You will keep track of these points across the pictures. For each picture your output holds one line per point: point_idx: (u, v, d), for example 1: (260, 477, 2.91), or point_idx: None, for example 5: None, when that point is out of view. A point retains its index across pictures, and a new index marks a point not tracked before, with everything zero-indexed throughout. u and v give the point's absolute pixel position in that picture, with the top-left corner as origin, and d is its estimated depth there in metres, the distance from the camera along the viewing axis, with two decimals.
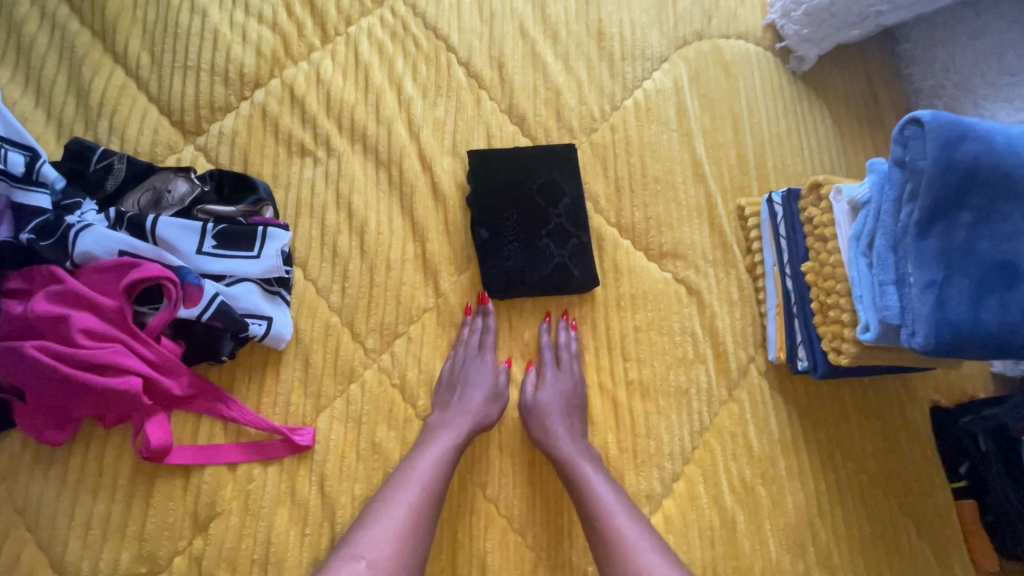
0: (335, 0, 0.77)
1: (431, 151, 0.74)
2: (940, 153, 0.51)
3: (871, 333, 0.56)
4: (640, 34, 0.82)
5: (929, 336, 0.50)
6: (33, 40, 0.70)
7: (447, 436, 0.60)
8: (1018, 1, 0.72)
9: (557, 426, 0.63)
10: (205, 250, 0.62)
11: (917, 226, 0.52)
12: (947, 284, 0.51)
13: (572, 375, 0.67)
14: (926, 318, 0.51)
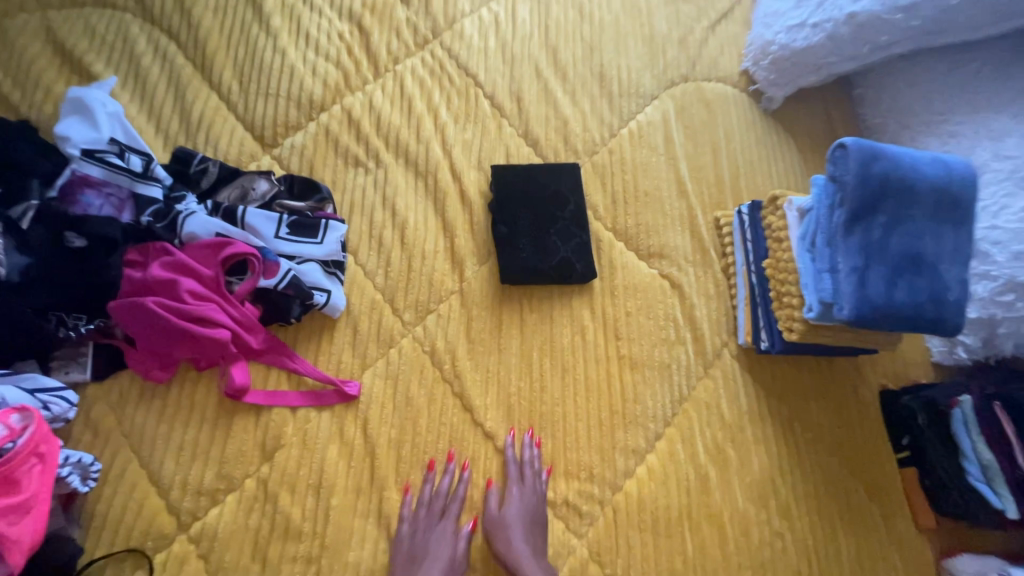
0: (387, 46, 0.95)
1: (461, 165, 0.90)
2: (859, 170, 0.65)
3: (813, 312, 0.70)
4: (635, 77, 1.00)
5: (853, 311, 0.64)
6: (148, 70, 0.87)
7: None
8: (941, 58, 0.89)
9: (517, 542, 0.69)
10: (281, 235, 0.77)
11: (844, 226, 0.66)
12: (867, 270, 0.65)
13: (534, 492, 0.72)
14: (851, 297, 0.65)
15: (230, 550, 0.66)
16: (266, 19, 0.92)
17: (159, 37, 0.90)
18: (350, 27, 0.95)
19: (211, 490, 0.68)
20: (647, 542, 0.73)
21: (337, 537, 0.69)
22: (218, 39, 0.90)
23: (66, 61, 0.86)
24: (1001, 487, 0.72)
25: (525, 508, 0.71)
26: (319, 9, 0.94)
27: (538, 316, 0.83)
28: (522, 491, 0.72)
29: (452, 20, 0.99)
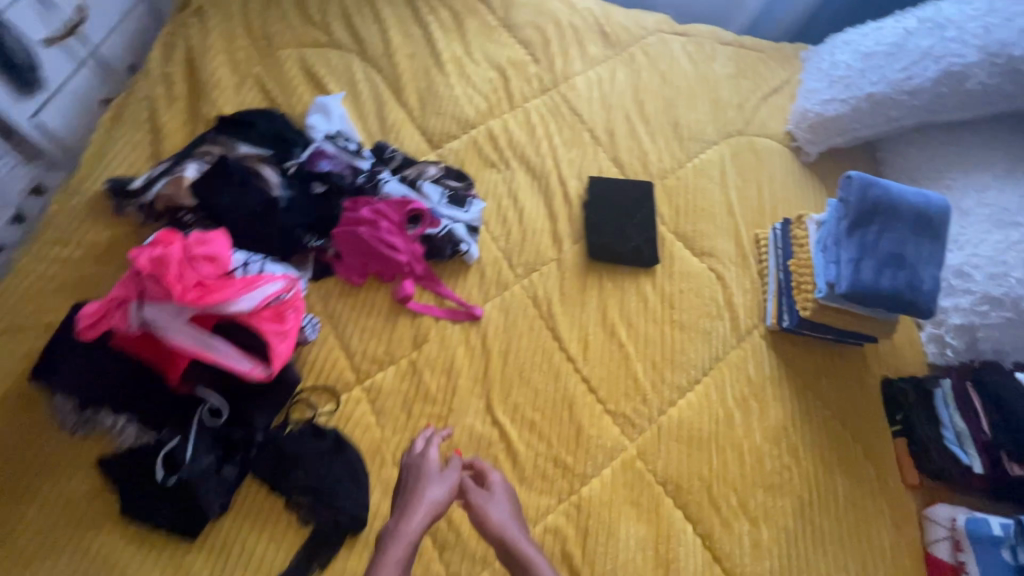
0: (521, 90, 1.32)
1: (566, 175, 1.23)
2: (858, 192, 0.93)
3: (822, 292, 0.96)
4: (701, 128, 1.32)
5: (849, 287, 0.90)
6: (361, 89, 1.27)
7: (424, 504, 0.75)
8: (943, 134, 1.17)
9: (491, 501, 0.78)
10: (443, 203, 1.11)
11: (845, 231, 0.93)
12: (861, 261, 0.91)
13: (504, 481, 0.83)
14: (848, 278, 0.91)
15: (389, 401, 0.95)
16: (441, 64, 1.32)
17: (370, 69, 1.30)
18: (496, 75, 1.33)
19: (380, 360, 0.98)
20: (682, 451, 0.96)
21: (459, 407, 0.96)
22: (408, 73, 1.30)
23: (310, 79, 1.27)
24: (968, 447, 0.96)
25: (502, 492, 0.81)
26: (477, 61, 1.34)
27: (613, 285, 1.12)
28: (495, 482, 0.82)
29: (568, 77, 1.36)
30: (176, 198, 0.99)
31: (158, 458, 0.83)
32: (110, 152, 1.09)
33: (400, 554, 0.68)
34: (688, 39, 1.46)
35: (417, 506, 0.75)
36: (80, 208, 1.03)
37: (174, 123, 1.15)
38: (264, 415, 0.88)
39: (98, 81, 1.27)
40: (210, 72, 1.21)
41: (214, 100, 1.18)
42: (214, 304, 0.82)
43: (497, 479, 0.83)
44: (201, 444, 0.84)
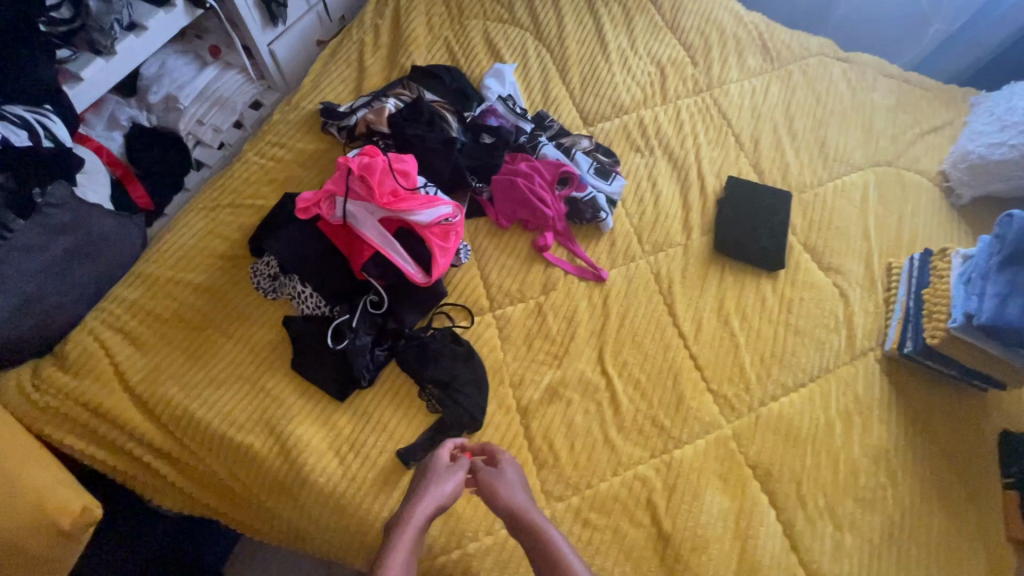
0: (675, 87, 1.40)
1: (706, 171, 1.29)
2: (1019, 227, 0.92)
3: (956, 322, 0.98)
4: (848, 152, 1.33)
5: (989, 321, 0.90)
6: (530, 62, 1.40)
7: (426, 501, 0.80)
8: None
9: (502, 485, 0.84)
10: (590, 172, 1.21)
11: (997, 265, 0.93)
12: (1009, 297, 0.90)
13: (513, 466, 0.89)
14: (990, 312, 0.91)
15: (514, 332, 1.07)
16: (606, 52, 1.42)
17: (541, 47, 1.43)
18: (655, 70, 1.41)
19: (512, 296, 1.10)
20: (777, 443, 1.00)
21: (574, 352, 1.06)
22: (575, 56, 1.42)
23: (489, 47, 1.42)
24: None
25: (513, 478, 0.86)
26: (639, 55, 1.43)
27: (734, 279, 1.17)
28: (504, 468, 0.88)
29: (723, 83, 1.42)
30: (375, 124, 1.18)
31: (328, 329, 0.99)
32: (324, 82, 1.30)
33: (406, 541, 0.75)
34: (850, 66, 1.47)
35: (422, 501, 0.80)
36: (296, 122, 1.25)
37: (376, 67, 1.34)
38: (415, 314, 1.02)
39: (319, 26, 1.50)
40: (410, 29, 1.39)
41: (410, 52, 1.36)
42: (400, 211, 0.98)
43: (506, 458, 0.90)
44: (363, 324, 1.00)
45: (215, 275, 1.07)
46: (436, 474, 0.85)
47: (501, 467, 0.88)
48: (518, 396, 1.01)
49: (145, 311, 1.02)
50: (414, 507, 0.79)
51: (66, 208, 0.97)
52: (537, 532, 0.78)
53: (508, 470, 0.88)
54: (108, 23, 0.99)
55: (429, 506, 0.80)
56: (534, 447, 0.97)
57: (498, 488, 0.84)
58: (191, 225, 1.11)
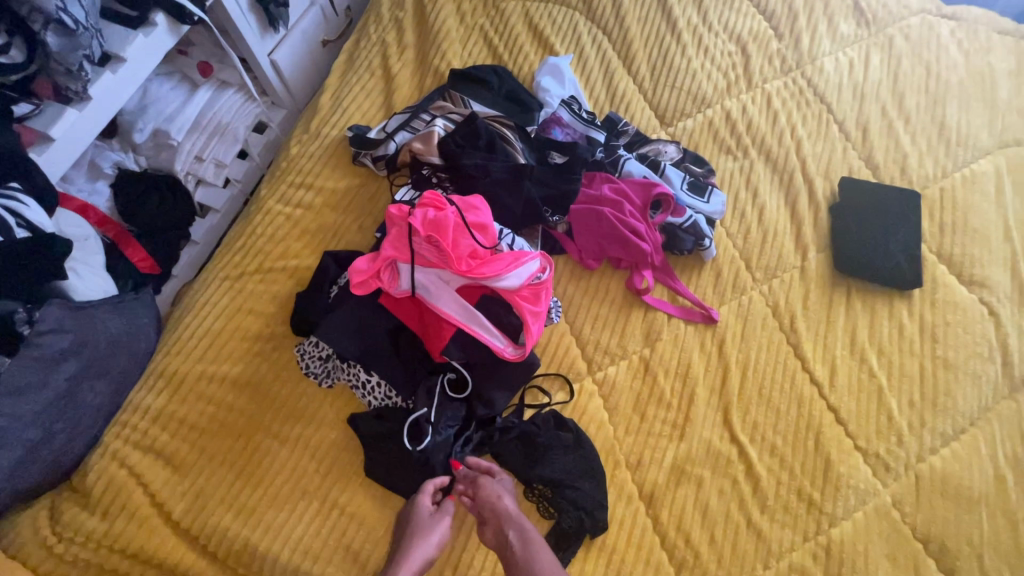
0: (761, 68, 1.17)
1: (811, 172, 1.09)
2: None
3: None
4: (973, 133, 1.13)
5: None
6: (587, 50, 1.16)
7: (410, 564, 0.70)
8: None
9: (498, 509, 0.75)
10: (683, 189, 1.02)
11: None
12: None
13: (508, 488, 0.79)
14: None
15: (621, 400, 0.89)
16: (675, 30, 1.18)
17: (597, 29, 1.19)
18: (735, 49, 1.18)
19: (612, 353, 0.92)
20: (946, 507, 0.85)
21: (695, 417, 0.89)
22: (640, 39, 1.17)
23: (535, 36, 1.17)
24: None
25: (501, 490, 0.77)
26: (715, 31, 1.19)
27: (864, 304, 0.99)
28: (489, 481, 0.78)
29: (815, 57, 1.19)
30: (423, 154, 0.96)
31: (406, 425, 0.81)
32: (345, 99, 1.07)
33: None
34: (958, 23, 1.25)
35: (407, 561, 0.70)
36: (321, 154, 1.02)
37: (405, 74, 1.10)
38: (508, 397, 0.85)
39: (323, 22, 1.24)
40: (440, 21, 1.14)
41: (444, 52, 1.12)
42: (485, 277, 0.79)
43: (503, 479, 0.80)
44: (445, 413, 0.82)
45: (252, 364, 0.88)
46: (413, 523, 0.73)
47: (483, 479, 0.78)
48: (639, 480, 0.85)
49: (177, 419, 0.84)
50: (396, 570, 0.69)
51: (64, 331, 0.75)
52: (530, 547, 0.71)
53: (494, 482, 0.78)
54: (75, 63, 0.75)
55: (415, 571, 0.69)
56: (668, 544, 0.81)
57: (487, 501, 0.76)
58: (213, 302, 0.91)
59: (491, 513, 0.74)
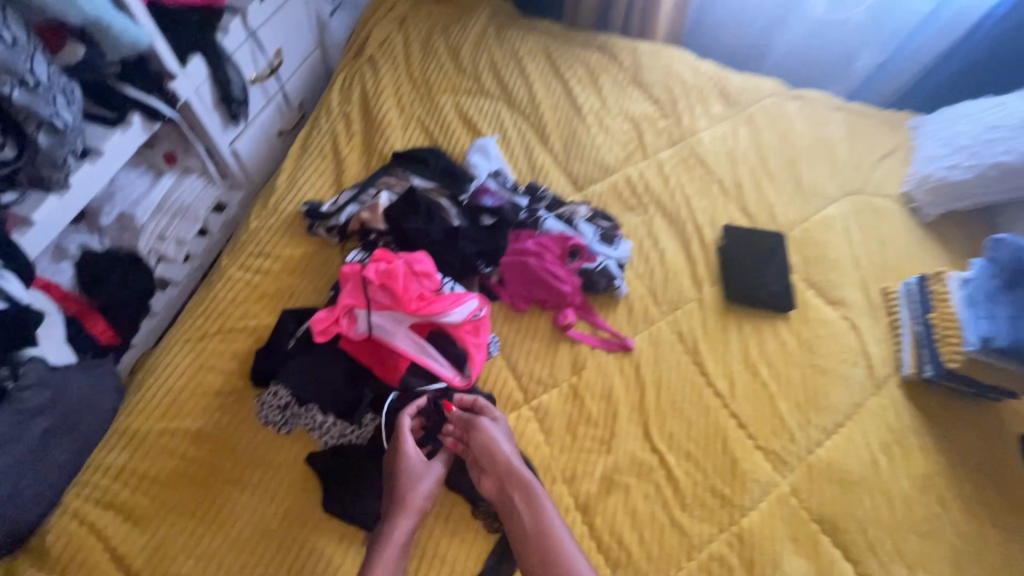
0: (653, 141, 1.43)
1: (700, 221, 1.31)
2: (1012, 250, 1.01)
3: (974, 344, 1.02)
4: (822, 185, 1.41)
5: (1008, 341, 0.96)
6: (510, 133, 1.39)
7: (410, 511, 0.81)
8: None
9: (500, 454, 0.86)
10: (595, 240, 1.20)
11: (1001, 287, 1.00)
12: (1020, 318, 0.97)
13: (503, 427, 0.90)
14: (1007, 332, 0.97)
15: (555, 422, 1.01)
16: (581, 115, 1.44)
17: (517, 116, 1.42)
18: (631, 127, 1.44)
19: (544, 382, 1.05)
20: (833, 490, 1.00)
21: (620, 432, 1.02)
22: (553, 122, 1.42)
23: (465, 122, 1.39)
24: None
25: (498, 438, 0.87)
26: (613, 114, 1.45)
27: (752, 326, 1.18)
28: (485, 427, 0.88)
29: (695, 132, 1.46)
30: (371, 221, 1.11)
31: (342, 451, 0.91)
32: (301, 178, 1.22)
33: (392, 558, 0.77)
34: (802, 102, 1.57)
35: (405, 509, 0.81)
36: (279, 226, 1.16)
37: (353, 156, 1.28)
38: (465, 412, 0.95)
39: (279, 116, 1.42)
40: (383, 113, 1.34)
41: (387, 137, 1.31)
42: (433, 314, 0.93)
43: (498, 423, 0.90)
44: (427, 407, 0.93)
45: (213, 417, 0.94)
46: (411, 469, 0.84)
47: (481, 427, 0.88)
48: (575, 491, 0.95)
49: (138, 475, 0.88)
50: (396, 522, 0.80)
51: (44, 386, 0.85)
52: (531, 492, 0.83)
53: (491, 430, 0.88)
54: (61, 157, 0.86)
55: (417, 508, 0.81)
56: (604, 546, 0.91)
57: (485, 450, 0.86)
58: (175, 362, 0.98)
59: (489, 460, 0.85)
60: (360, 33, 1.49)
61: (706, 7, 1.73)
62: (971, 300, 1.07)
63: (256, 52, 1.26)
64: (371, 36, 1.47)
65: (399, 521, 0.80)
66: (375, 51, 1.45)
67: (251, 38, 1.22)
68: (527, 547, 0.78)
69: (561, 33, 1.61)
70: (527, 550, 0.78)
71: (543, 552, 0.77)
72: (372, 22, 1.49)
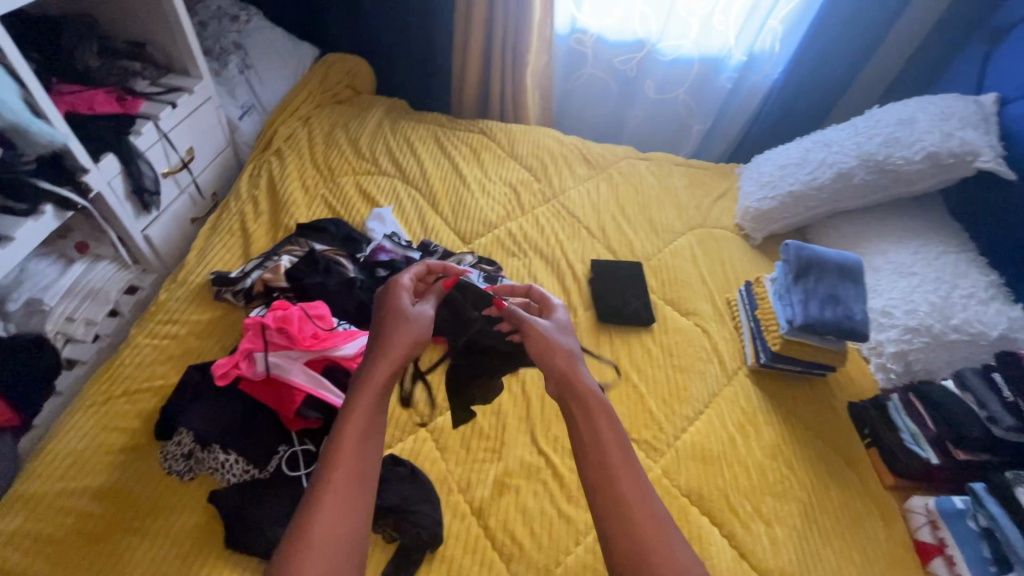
0: (528, 199, 1.68)
1: (572, 259, 1.54)
2: (794, 250, 1.29)
3: (783, 326, 1.26)
4: (671, 222, 1.69)
5: (802, 320, 1.21)
6: (404, 202, 1.60)
7: (389, 355, 0.83)
8: (849, 228, 1.52)
9: (559, 356, 0.87)
10: (480, 282, 1.39)
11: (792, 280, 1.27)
12: (806, 301, 1.23)
13: (565, 331, 0.94)
14: (800, 314, 1.22)
15: (450, 439, 1.12)
16: (466, 183, 1.68)
17: (410, 188, 1.65)
18: (510, 191, 1.70)
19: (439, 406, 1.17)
20: (697, 467, 1.15)
21: (509, 440, 1.13)
22: (442, 191, 1.65)
23: (364, 196, 1.60)
24: (924, 443, 1.15)
25: (566, 343, 0.90)
26: (493, 181, 1.72)
27: (621, 339, 1.37)
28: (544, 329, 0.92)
29: (564, 190, 1.74)
30: (273, 280, 1.24)
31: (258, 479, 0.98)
32: (209, 253, 1.36)
33: (370, 399, 0.78)
34: (651, 161, 1.91)
35: (386, 351, 0.83)
36: (187, 295, 1.26)
37: (260, 231, 1.44)
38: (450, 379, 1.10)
39: (192, 205, 1.57)
40: (288, 193, 1.53)
41: (292, 213, 1.48)
42: (329, 348, 1.06)
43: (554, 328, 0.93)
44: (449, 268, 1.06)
45: (115, 473, 0.98)
46: (399, 318, 0.88)
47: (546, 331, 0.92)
48: (470, 498, 1.05)
49: (33, 537, 0.90)
50: (373, 367, 0.81)
51: None
52: (596, 399, 0.82)
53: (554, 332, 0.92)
54: None
55: (408, 349, 0.84)
56: (497, 543, 0.99)
57: (546, 354, 0.88)
58: (79, 426, 1.03)
59: (548, 364, 0.87)
60: (267, 131, 1.70)
61: (568, 95, 2.11)
62: (778, 294, 1.33)
63: (168, 150, 1.43)
64: (278, 132, 1.69)
65: (378, 364, 0.81)
66: (282, 145, 1.67)
67: (163, 139, 1.40)
68: (583, 443, 0.78)
69: (446, 122, 1.90)
70: (590, 459, 0.77)
71: (596, 457, 0.76)
72: (278, 121, 1.72)
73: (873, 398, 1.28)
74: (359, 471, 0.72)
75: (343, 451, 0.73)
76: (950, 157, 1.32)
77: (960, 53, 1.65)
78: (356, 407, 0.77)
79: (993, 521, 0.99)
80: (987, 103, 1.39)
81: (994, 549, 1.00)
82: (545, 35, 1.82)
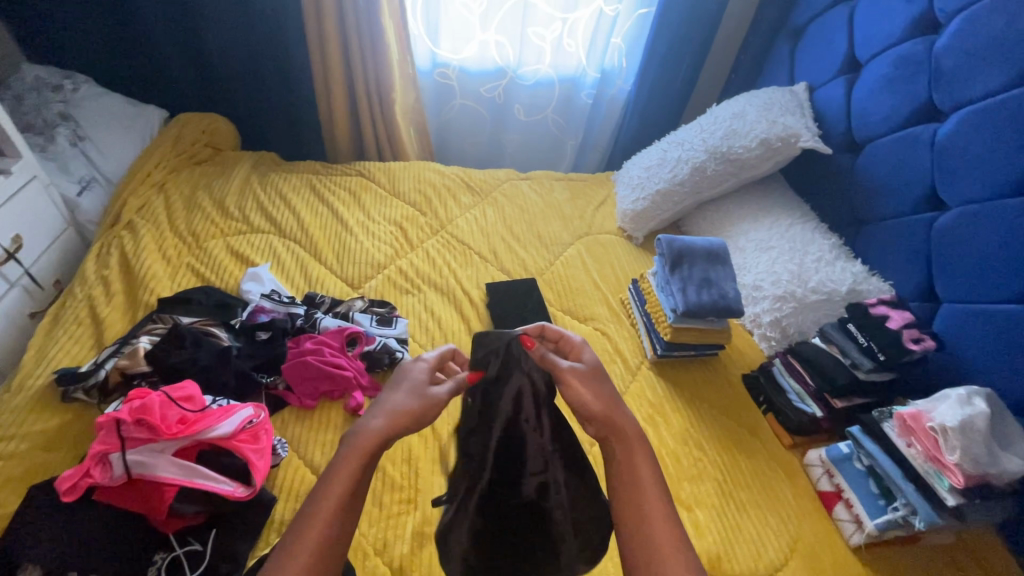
0: (416, 233, 1.66)
1: (468, 286, 1.52)
2: (664, 240, 1.38)
3: (670, 316, 1.33)
4: (559, 234, 1.72)
5: (685, 307, 1.29)
6: (283, 256, 1.51)
7: (383, 426, 0.76)
8: (712, 216, 1.66)
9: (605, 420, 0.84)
10: (372, 323, 1.34)
11: (669, 271, 1.36)
12: (686, 289, 1.32)
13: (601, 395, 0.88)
14: (682, 301, 1.30)
15: None
16: (348, 225, 1.62)
17: (288, 242, 1.56)
18: (395, 228, 1.66)
19: None
20: None
21: (425, 486, 1.08)
22: (322, 239, 1.58)
23: (237, 258, 1.48)
24: (808, 399, 1.27)
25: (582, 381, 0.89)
26: (378, 221, 1.67)
27: None
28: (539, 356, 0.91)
29: (451, 220, 1.71)
30: (131, 366, 1.11)
31: None
32: (51, 350, 1.19)
33: (350, 469, 0.72)
34: (533, 181, 1.92)
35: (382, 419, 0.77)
36: (25, 403, 1.09)
37: (115, 314, 1.28)
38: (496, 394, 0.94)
39: (27, 298, 1.38)
40: (145, 267, 1.38)
41: (152, 288, 1.34)
42: (198, 432, 0.97)
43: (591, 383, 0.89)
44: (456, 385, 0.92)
45: None
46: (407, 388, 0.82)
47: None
48: (388, 559, 0.97)
49: None
50: (364, 433, 0.76)
51: None
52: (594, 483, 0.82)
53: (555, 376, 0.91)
54: None
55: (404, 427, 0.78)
56: None
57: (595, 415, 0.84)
58: None
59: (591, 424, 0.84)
60: (115, 203, 1.54)
61: (443, 126, 2.13)
62: (660, 286, 1.41)
63: None
64: (127, 203, 1.54)
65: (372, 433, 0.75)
66: (133, 217, 1.52)
67: None
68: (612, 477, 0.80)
69: (321, 169, 1.84)
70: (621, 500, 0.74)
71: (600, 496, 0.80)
72: (126, 191, 1.57)
73: (760, 367, 1.38)
74: (325, 552, 0.67)
75: (321, 505, 0.69)
76: (779, 141, 1.50)
77: (772, 53, 1.89)
78: (344, 459, 0.73)
79: (872, 460, 1.10)
80: (800, 92, 1.63)
81: (879, 485, 1.10)
82: (407, 71, 1.85)
